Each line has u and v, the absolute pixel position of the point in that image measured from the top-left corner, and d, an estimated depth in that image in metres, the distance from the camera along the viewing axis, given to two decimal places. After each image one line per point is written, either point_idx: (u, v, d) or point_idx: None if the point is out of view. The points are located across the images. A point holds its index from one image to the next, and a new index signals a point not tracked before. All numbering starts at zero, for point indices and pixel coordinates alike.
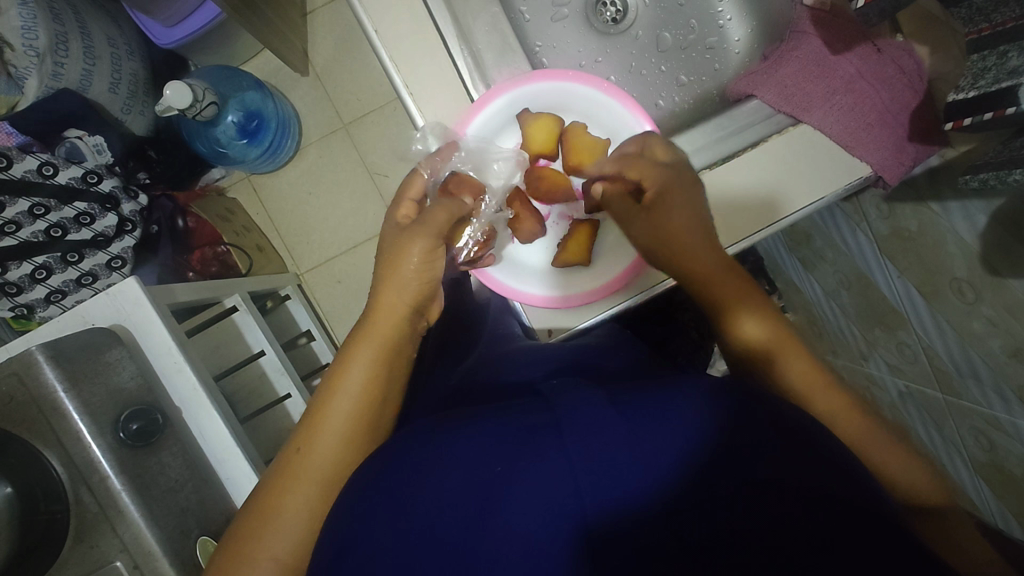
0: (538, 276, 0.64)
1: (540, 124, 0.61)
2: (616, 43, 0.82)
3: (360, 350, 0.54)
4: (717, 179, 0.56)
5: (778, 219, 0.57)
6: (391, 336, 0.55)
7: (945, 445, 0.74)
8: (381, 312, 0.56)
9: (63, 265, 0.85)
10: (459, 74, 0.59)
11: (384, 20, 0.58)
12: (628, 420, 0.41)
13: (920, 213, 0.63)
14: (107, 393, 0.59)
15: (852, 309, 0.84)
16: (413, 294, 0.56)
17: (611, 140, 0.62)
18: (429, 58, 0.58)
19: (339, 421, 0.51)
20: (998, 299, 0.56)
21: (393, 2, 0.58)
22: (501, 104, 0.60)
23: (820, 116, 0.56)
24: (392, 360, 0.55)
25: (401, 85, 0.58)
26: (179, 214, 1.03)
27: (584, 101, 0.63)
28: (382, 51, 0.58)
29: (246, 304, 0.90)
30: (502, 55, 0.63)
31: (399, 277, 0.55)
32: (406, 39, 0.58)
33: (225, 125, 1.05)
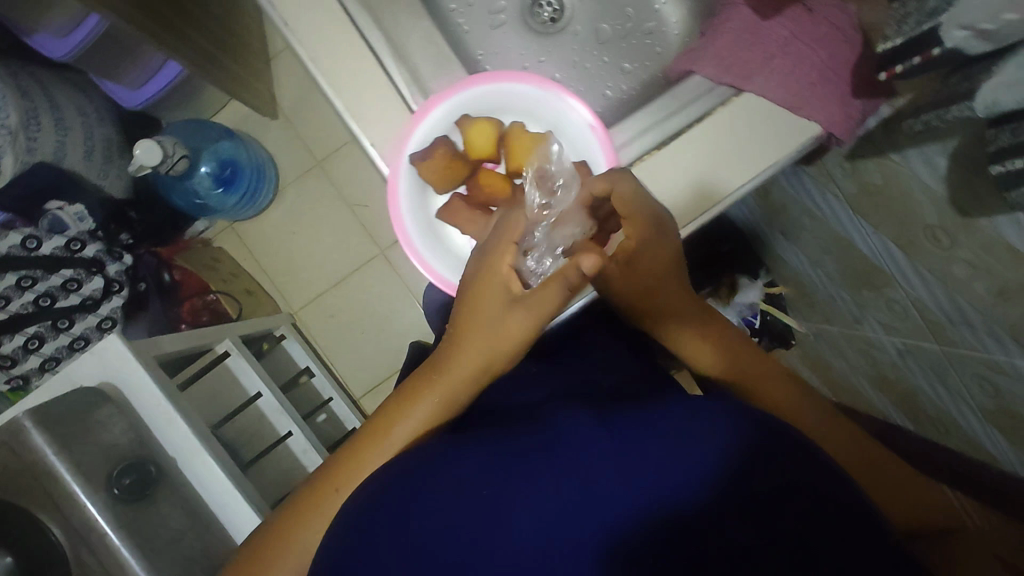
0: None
1: (479, 128, 0.56)
2: (559, 43, 0.83)
3: (418, 398, 0.50)
4: (663, 161, 0.53)
5: (729, 200, 0.53)
6: (450, 391, 0.51)
7: (953, 392, 0.74)
8: (454, 368, 0.51)
9: (54, 332, 0.87)
10: (395, 84, 0.52)
11: (305, 31, 0.51)
12: (625, 437, 0.42)
13: (881, 166, 0.62)
14: (99, 450, 0.60)
15: (838, 273, 0.84)
16: (486, 349, 0.51)
17: (553, 132, 0.60)
18: (357, 65, 0.51)
19: (392, 454, 0.48)
20: (972, 241, 0.56)
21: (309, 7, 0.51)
22: (443, 112, 0.53)
23: (761, 82, 0.53)
24: (447, 418, 0.51)
25: (331, 95, 0.51)
26: (164, 268, 1.04)
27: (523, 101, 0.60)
28: (308, 63, 0.51)
29: (238, 347, 0.91)
30: (439, 63, 0.58)
31: (474, 330, 0.51)
32: (332, 50, 0.51)
33: (200, 178, 1.07)
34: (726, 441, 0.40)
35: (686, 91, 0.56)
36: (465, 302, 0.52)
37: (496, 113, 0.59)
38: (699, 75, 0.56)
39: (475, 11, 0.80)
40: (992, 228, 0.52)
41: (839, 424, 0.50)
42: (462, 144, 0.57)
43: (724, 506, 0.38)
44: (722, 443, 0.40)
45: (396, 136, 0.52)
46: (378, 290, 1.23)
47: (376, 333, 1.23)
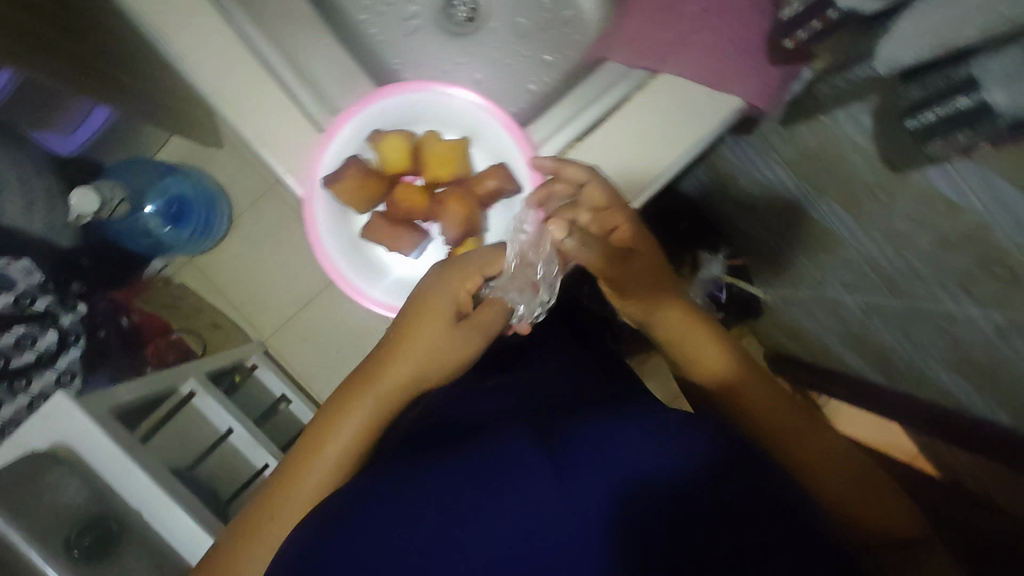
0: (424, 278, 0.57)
1: (391, 143, 0.52)
2: (479, 50, 0.78)
3: (357, 401, 0.51)
4: (583, 157, 0.53)
5: (652, 190, 0.53)
6: (391, 392, 0.51)
7: (917, 344, 0.74)
8: (391, 371, 0.52)
9: (12, 393, 0.84)
10: (300, 104, 0.49)
11: (197, 52, 0.47)
12: (576, 448, 0.42)
13: (814, 130, 0.61)
14: (55, 513, 0.60)
15: (794, 239, 0.83)
16: (425, 360, 0.52)
17: (470, 139, 0.55)
18: (257, 84, 0.48)
19: (336, 457, 0.49)
20: (910, 194, 0.55)
21: (199, 23, 0.47)
22: (350, 132, 0.50)
23: (675, 63, 0.52)
24: (388, 421, 0.52)
25: (238, 127, 0.48)
26: (122, 312, 1.03)
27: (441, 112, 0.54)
28: (204, 88, 0.48)
29: (203, 386, 0.90)
30: (344, 87, 0.55)
31: (413, 339, 0.52)
32: (228, 69, 0.48)
33: (147, 217, 1.07)
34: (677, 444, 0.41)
35: (602, 80, 0.55)
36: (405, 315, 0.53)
37: (410, 123, 0.55)
38: (614, 63, 0.55)
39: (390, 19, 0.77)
40: (926, 179, 0.52)
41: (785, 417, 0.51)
42: (375, 160, 0.53)
43: (682, 507, 0.37)
44: (663, 445, 0.41)
45: (304, 158, 0.49)
46: (347, 307, 1.22)
47: (348, 351, 1.21)
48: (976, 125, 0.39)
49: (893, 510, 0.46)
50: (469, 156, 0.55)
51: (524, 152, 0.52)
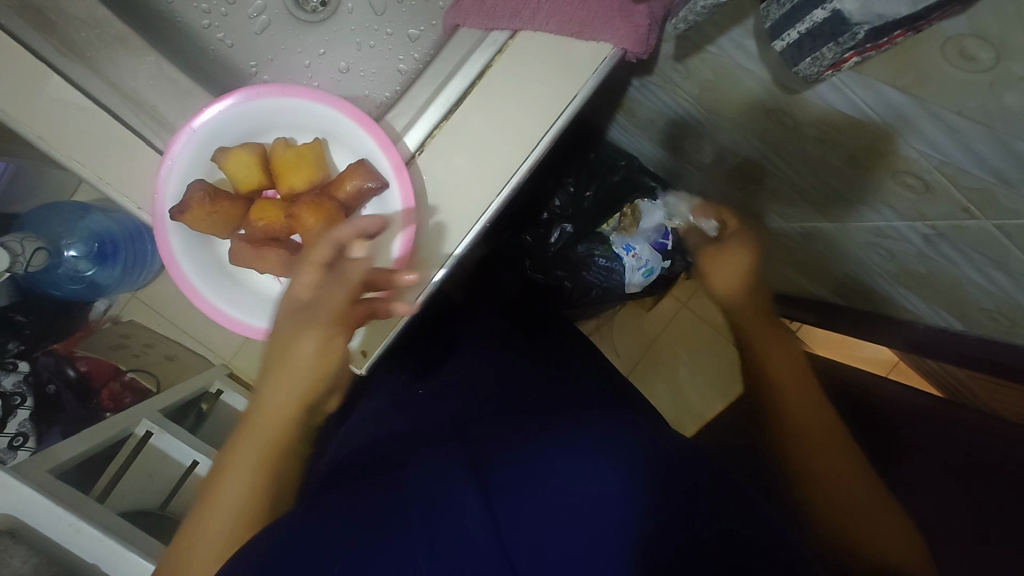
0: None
1: (237, 159, 0.46)
2: (336, 29, 0.62)
3: (238, 451, 0.47)
4: (454, 140, 0.49)
5: (535, 162, 0.49)
6: (272, 431, 0.47)
7: (860, 263, 0.71)
8: (269, 403, 0.47)
9: None
10: (143, 136, 0.48)
11: (22, 103, 0.46)
12: (521, 471, 0.45)
13: (706, 61, 0.57)
14: None
15: (727, 175, 0.80)
16: (302, 393, 0.47)
17: (327, 139, 0.49)
18: (93, 122, 0.47)
19: (228, 511, 0.45)
20: (812, 113, 0.51)
21: (13, 73, 0.46)
22: (191, 154, 0.46)
23: (530, 16, 0.47)
24: (277, 464, 0.47)
25: (79, 170, 0.47)
26: (66, 363, 1.01)
27: (288, 116, 0.48)
28: (37, 136, 0.46)
29: (158, 424, 0.87)
30: (180, 101, 0.49)
31: (286, 377, 0.47)
32: (60, 115, 0.46)
33: (70, 261, 1.02)
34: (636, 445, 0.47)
35: (453, 51, 0.50)
36: (274, 349, 0.47)
37: (256, 136, 0.48)
38: (464, 28, 0.50)
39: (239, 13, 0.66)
40: (819, 98, 0.48)
41: (813, 412, 0.56)
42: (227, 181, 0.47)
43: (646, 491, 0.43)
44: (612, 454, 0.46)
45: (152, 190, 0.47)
46: None
47: None
48: (837, 39, 0.35)
49: (889, 532, 0.48)
50: (331, 160, 0.49)
51: (385, 147, 0.46)
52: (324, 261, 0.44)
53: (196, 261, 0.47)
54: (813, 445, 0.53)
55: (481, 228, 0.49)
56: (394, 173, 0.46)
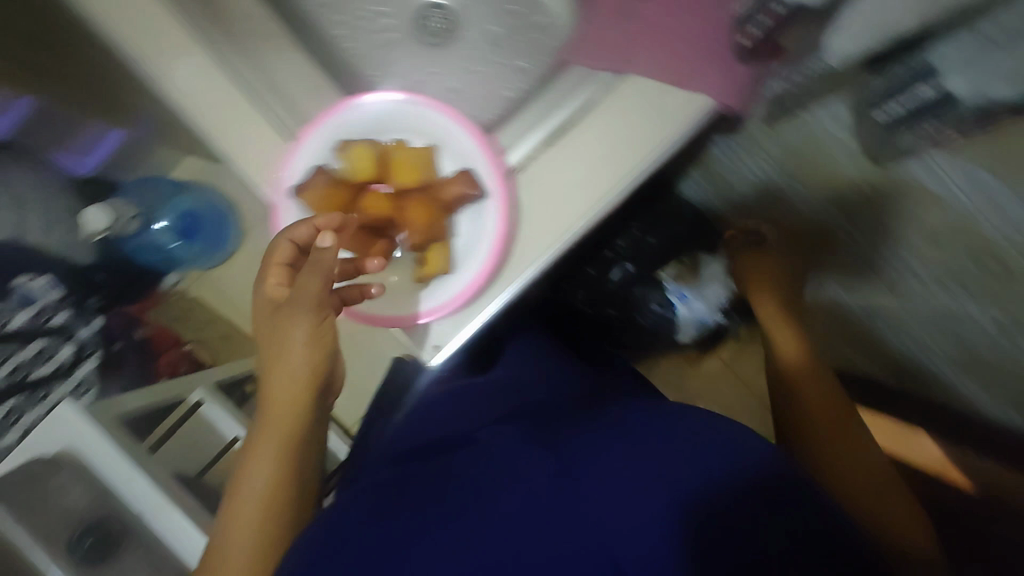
0: (404, 295, 0.52)
1: (357, 152, 0.50)
2: (450, 54, 0.68)
3: (256, 449, 0.49)
4: (552, 161, 0.52)
5: (625, 193, 0.51)
6: (286, 419, 0.49)
7: (921, 345, 0.71)
8: (273, 395, 0.49)
9: (32, 402, 0.91)
10: (272, 118, 0.51)
11: (168, 69, 0.49)
12: (583, 460, 0.46)
13: (796, 127, 0.60)
14: (57, 515, 0.62)
15: (793, 239, 0.81)
16: (304, 377, 0.49)
17: (437, 147, 0.53)
18: (228, 98, 0.50)
19: (258, 503, 0.47)
20: (895, 186, 0.53)
21: (165, 40, 0.49)
22: (318, 143, 0.52)
23: (641, 64, 0.51)
24: (296, 451, 0.49)
25: (210, 139, 0.50)
26: (134, 326, 1.07)
27: (403, 120, 0.54)
28: (174, 101, 0.49)
29: (211, 396, 0.91)
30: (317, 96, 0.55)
31: (283, 364, 0.49)
32: (199, 85, 0.49)
33: (158, 233, 1.10)
34: (729, 462, 0.45)
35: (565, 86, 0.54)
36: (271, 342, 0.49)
37: (375, 134, 0.54)
38: (577, 68, 0.54)
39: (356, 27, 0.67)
40: (907, 172, 0.50)
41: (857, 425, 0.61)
42: (342, 170, 0.51)
43: (730, 515, 0.42)
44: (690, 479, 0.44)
45: (272, 167, 0.51)
46: None
47: None
48: (938, 115, 0.38)
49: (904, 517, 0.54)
50: (438, 164, 0.53)
51: (491, 159, 0.51)
52: (286, 261, 0.50)
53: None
54: (833, 437, 0.61)
55: (567, 245, 0.51)
56: (495, 179, 0.51)
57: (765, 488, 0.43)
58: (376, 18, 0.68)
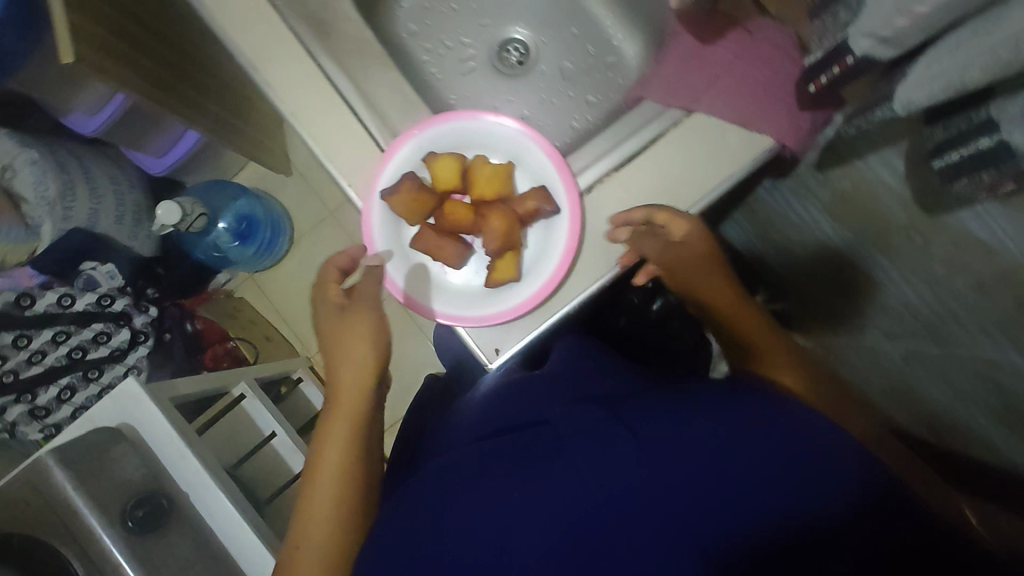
0: (473, 299, 0.57)
1: (444, 162, 0.56)
2: (526, 84, 0.74)
3: (328, 434, 0.55)
4: (619, 187, 0.56)
5: (685, 221, 0.56)
6: (352, 407, 0.56)
7: (959, 396, 0.71)
8: (340, 386, 0.57)
9: (85, 382, 0.96)
10: (366, 129, 0.56)
11: (284, 83, 0.56)
12: (664, 427, 0.42)
13: (848, 174, 0.63)
14: (113, 486, 0.64)
15: (833, 284, 0.83)
16: (367, 369, 0.57)
17: (515, 163, 0.59)
18: (331, 111, 0.56)
19: (332, 480, 0.53)
20: (945, 235, 0.55)
21: (284, 61, 0.56)
22: (407, 152, 0.56)
23: (708, 104, 0.55)
24: (364, 434, 0.56)
25: (312, 146, 0.56)
26: (187, 318, 1.11)
27: (484, 136, 0.59)
28: (283, 111, 0.56)
29: (253, 390, 0.94)
30: (407, 111, 0.59)
31: (346, 359, 0.57)
32: (309, 100, 0.56)
33: (218, 233, 1.15)
34: (838, 484, 0.38)
35: (636, 118, 0.58)
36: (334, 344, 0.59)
37: (459, 148, 0.59)
38: (648, 102, 0.59)
39: (441, 54, 0.73)
40: (957, 221, 0.52)
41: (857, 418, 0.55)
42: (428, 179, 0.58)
43: (831, 542, 0.36)
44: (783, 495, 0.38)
45: (364, 174, 0.56)
46: None
47: None
48: (996, 165, 0.40)
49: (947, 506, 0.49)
50: (514, 179, 0.59)
51: (566, 180, 0.55)
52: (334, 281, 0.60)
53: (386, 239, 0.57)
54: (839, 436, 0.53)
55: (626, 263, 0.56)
56: (569, 198, 0.55)
57: (879, 503, 0.38)
58: (461, 47, 0.73)
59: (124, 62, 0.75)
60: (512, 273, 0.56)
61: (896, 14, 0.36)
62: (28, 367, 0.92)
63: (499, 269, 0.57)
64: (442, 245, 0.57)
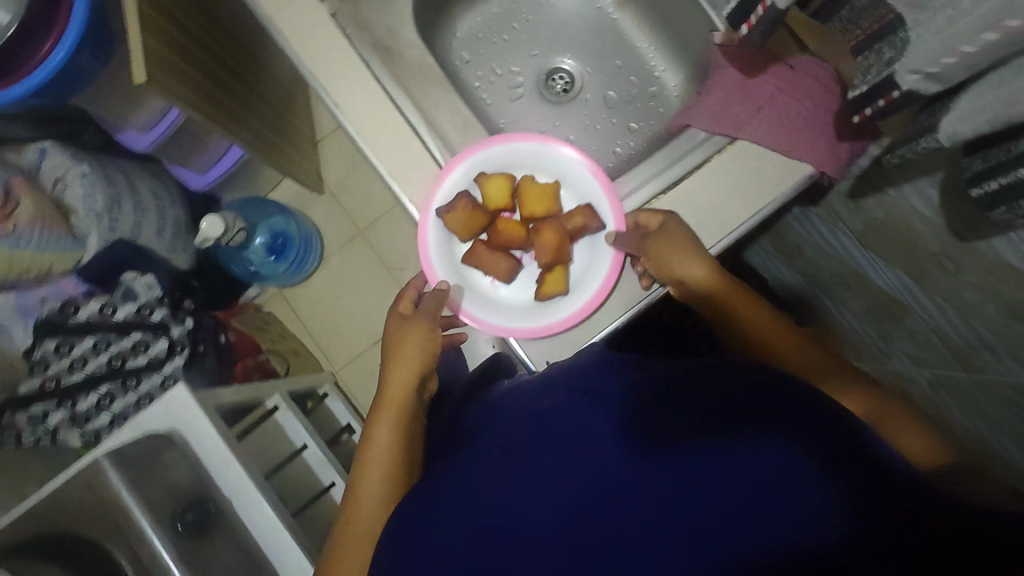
0: (523, 311, 0.60)
1: (495, 182, 0.61)
2: (571, 112, 0.78)
3: (376, 428, 0.56)
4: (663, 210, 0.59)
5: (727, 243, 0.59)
6: (402, 404, 0.58)
7: (988, 422, 0.73)
8: (391, 386, 0.59)
9: (123, 390, 0.98)
10: (428, 149, 0.60)
11: (353, 104, 0.60)
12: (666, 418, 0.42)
13: (881, 202, 0.66)
14: (163, 489, 0.69)
15: (861, 309, 0.85)
16: (419, 369, 0.59)
17: (561, 182, 0.63)
18: (395, 131, 0.60)
19: (380, 472, 0.54)
20: (979, 264, 0.57)
21: (353, 85, 0.60)
22: (460, 172, 0.59)
23: (752, 130, 0.58)
24: (410, 431, 0.57)
25: (377, 162, 0.59)
26: (221, 330, 1.14)
27: (533, 156, 0.63)
28: (350, 130, 0.60)
29: (286, 403, 0.97)
30: (465, 132, 0.63)
31: (402, 359, 0.59)
32: (375, 121, 0.60)
33: (255, 248, 1.18)
34: (831, 485, 0.36)
35: (682, 144, 0.61)
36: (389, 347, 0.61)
37: (508, 168, 0.63)
38: (693, 129, 0.61)
39: (493, 82, 0.77)
40: (990, 249, 0.55)
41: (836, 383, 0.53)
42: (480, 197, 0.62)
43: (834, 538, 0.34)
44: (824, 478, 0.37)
45: (424, 190, 0.60)
46: None
47: None
48: None
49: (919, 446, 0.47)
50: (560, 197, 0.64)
51: (612, 199, 0.59)
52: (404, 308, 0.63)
53: (440, 254, 0.61)
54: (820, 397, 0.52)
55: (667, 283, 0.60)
56: (614, 217, 0.59)
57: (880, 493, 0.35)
58: (511, 75, 0.78)
59: (183, 79, 0.78)
60: (559, 286, 0.61)
61: (944, 53, 0.39)
62: (69, 372, 0.96)
63: (548, 283, 0.61)
64: (494, 262, 0.62)
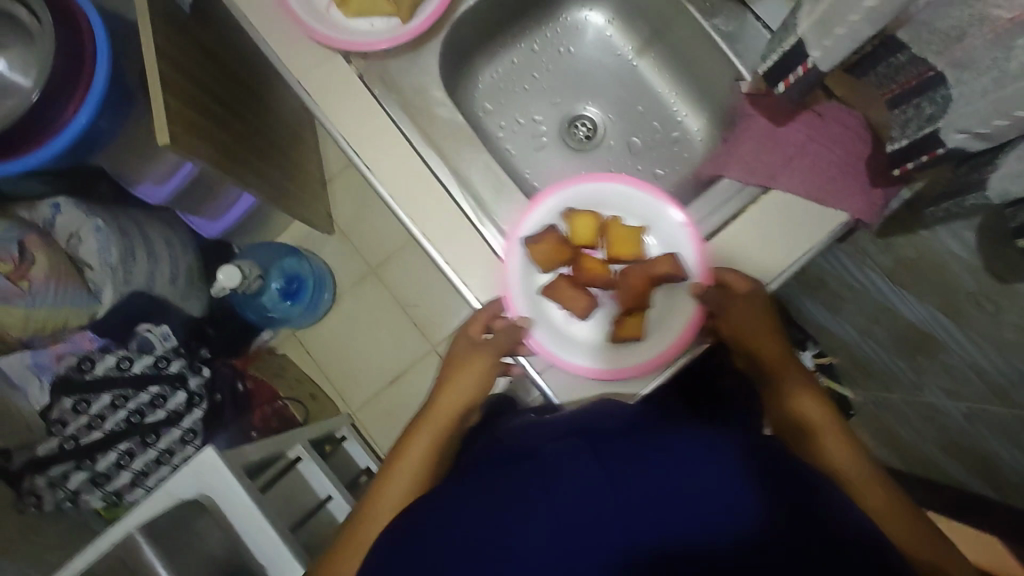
0: (598, 350, 0.60)
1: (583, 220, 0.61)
2: (594, 158, 0.80)
3: (413, 440, 0.57)
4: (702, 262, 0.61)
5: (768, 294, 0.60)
6: (445, 423, 0.59)
7: None
8: (439, 406, 0.60)
9: (143, 446, 0.97)
10: (462, 210, 0.62)
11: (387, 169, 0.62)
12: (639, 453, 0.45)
13: (913, 241, 0.66)
14: (198, 561, 0.65)
15: (888, 341, 0.85)
16: (470, 394, 0.61)
17: (648, 226, 0.63)
18: (428, 194, 0.62)
19: (405, 481, 0.54)
20: (1019, 307, 0.57)
21: (387, 150, 0.62)
22: (549, 205, 0.62)
23: (786, 180, 0.58)
24: (444, 453, 0.57)
25: (412, 226, 0.61)
26: (238, 378, 1.10)
27: (619, 198, 0.63)
28: (385, 193, 0.62)
29: (308, 453, 0.95)
30: (498, 191, 0.65)
31: (457, 381, 0.61)
32: (409, 185, 0.62)
33: (270, 292, 1.19)
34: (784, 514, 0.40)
35: (715, 195, 0.62)
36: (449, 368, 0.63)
37: (596, 206, 0.63)
38: (725, 179, 0.61)
39: (518, 134, 0.80)
40: None
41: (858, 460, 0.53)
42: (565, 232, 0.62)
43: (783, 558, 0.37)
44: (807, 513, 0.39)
45: (459, 251, 0.61)
46: None
47: None
48: None
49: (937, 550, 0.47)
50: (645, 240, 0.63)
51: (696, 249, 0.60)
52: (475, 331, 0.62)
53: (521, 284, 0.61)
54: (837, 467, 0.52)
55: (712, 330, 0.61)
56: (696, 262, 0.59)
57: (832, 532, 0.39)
58: (534, 124, 0.80)
59: (201, 134, 0.77)
60: (637, 330, 0.60)
61: (994, 116, 0.39)
62: (88, 432, 0.94)
63: (626, 327, 0.60)
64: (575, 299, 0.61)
